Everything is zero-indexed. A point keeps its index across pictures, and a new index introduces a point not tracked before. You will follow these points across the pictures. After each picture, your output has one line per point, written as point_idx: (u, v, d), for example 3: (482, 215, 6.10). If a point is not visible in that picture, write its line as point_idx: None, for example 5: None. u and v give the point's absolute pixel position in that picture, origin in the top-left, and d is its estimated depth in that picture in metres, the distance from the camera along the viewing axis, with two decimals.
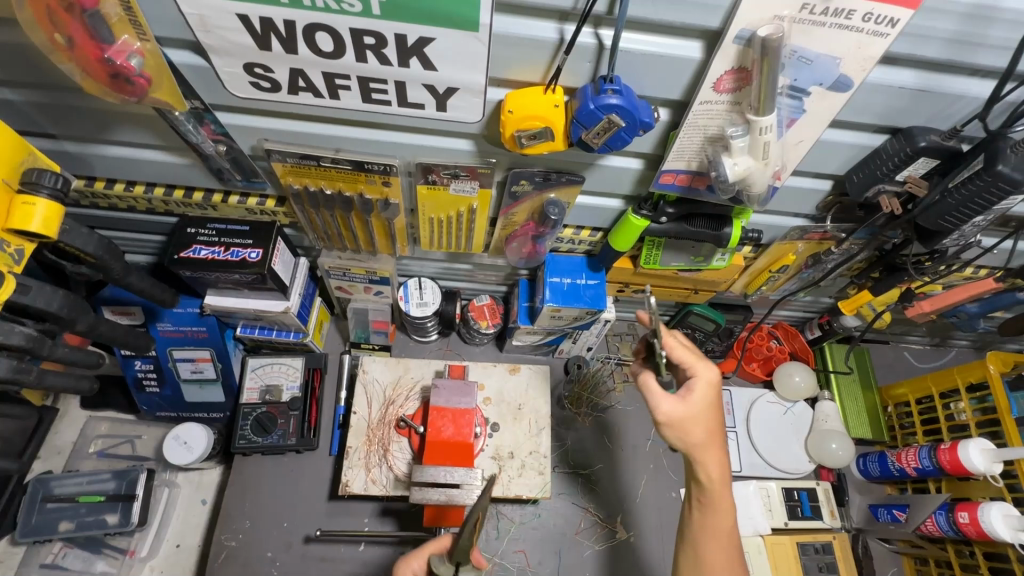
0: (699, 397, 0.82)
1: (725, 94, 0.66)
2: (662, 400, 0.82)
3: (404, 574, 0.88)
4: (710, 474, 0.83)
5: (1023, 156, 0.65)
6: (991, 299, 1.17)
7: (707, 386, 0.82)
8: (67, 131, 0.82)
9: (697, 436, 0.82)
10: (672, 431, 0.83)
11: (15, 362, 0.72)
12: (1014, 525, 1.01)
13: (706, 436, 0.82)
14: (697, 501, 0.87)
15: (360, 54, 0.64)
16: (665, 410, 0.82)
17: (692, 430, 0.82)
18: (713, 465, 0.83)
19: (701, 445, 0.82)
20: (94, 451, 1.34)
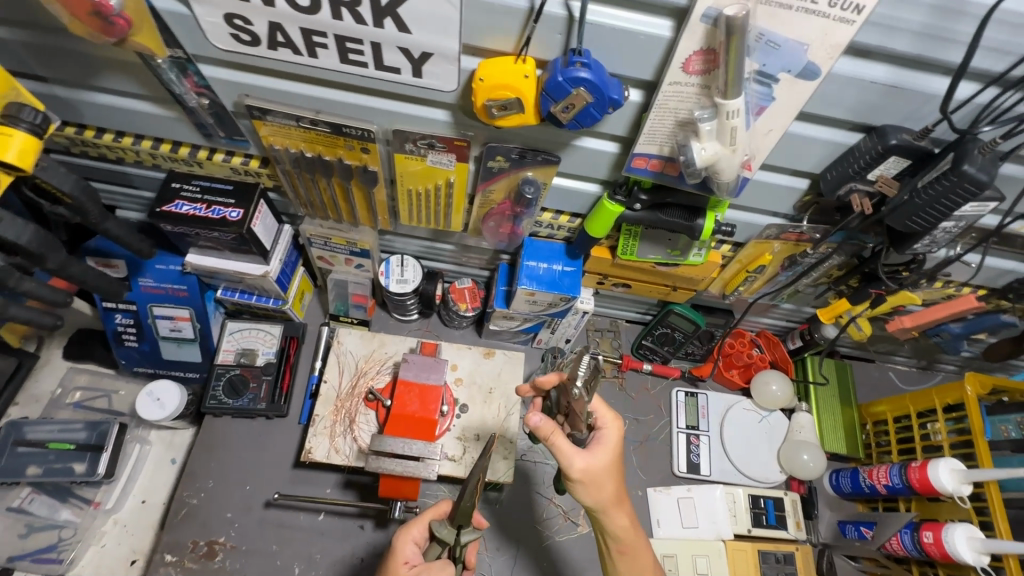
0: (609, 450, 0.84)
1: (695, 76, 0.66)
2: (577, 457, 0.82)
3: (404, 545, 0.89)
4: (621, 525, 0.87)
5: (989, 158, 0.65)
6: (975, 320, 1.15)
7: (613, 437, 0.85)
8: (57, 75, 0.83)
9: (606, 494, 0.84)
10: (585, 489, 0.83)
11: None
12: (978, 548, 0.99)
13: (615, 492, 0.85)
14: (616, 550, 0.90)
15: (337, 11, 0.66)
16: (577, 468, 0.82)
17: (604, 488, 0.83)
18: (622, 518, 0.87)
19: (612, 499, 0.85)
20: (71, 402, 1.36)
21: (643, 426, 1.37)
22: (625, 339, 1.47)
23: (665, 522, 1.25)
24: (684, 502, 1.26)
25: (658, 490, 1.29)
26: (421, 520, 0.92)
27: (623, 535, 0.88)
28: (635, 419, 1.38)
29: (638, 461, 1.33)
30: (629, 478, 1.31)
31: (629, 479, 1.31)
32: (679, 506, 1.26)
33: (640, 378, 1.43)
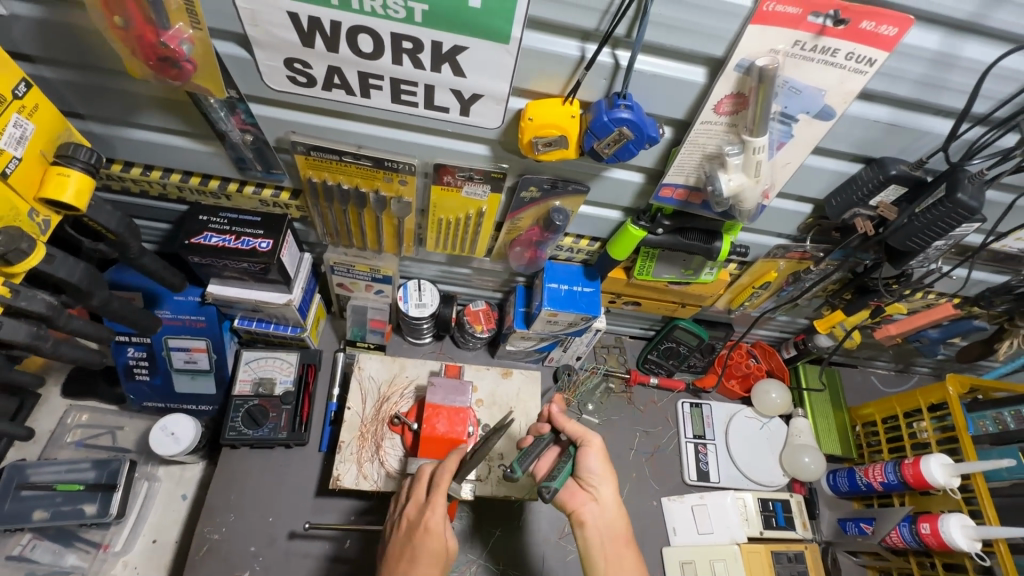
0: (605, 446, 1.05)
1: (724, 116, 0.73)
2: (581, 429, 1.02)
3: (434, 520, 0.91)
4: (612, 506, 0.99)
5: (978, 187, 0.76)
6: (951, 325, 1.25)
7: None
8: (95, 112, 0.84)
9: (602, 468, 1.00)
10: (591, 457, 1.00)
11: (34, 330, 0.73)
12: (971, 535, 1.08)
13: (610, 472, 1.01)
14: (607, 539, 0.98)
15: (397, 57, 0.70)
16: (592, 439, 1.01)
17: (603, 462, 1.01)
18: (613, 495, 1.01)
19: (607, 475, 1.01)
20: (72, 441, 1.31)
21: (653, 437, 1.42)
22: (631, 354, 1.53)
23: (681, 530, 1.30)
24: (698, 509, 1.32)
25: (672, 499, 1.34)
26: (438, 488, 0.93)
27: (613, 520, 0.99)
28: (645, 430, 1.43)
29: (651, 471, 1.38)
30: (644, 489, 1.36)
31: (645, 490, 1.36)
32: (693, 513, 1.32)
33: (647, 392, 1.48)
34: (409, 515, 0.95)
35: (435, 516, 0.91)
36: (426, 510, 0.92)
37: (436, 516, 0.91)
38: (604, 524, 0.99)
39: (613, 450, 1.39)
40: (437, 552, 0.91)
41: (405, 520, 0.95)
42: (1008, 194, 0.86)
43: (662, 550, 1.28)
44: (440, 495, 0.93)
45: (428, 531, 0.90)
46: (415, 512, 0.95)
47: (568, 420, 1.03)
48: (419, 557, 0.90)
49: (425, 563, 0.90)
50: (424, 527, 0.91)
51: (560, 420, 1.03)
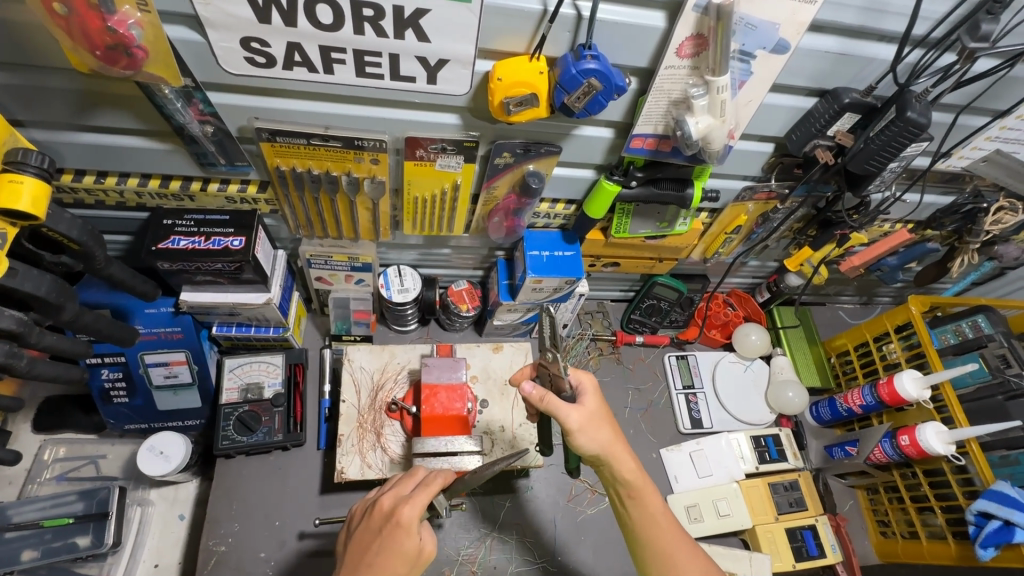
0: (593, 400, 0.87)
1: (686, 60, 0.75)
2: (568, 411, 0.84)
3: (408, 514, 0.82)
4: (629, 468, 0.87)
5: (924, 105, 0.82)
6: (907, 251, 1.30)
7: (594, 389, 0.89)
8: (38, 116, 0.80)
9: (605, 439, 0.86)
10: (584, 439, 0.85)
11: (8, 347, 0.74)
12: (945, 439, 1.16)
13: (612, 436, 0.87)
14: (627, 497, 0.89)
15: (358, 26, 0.69)
16: (571, 423, 0.84)
17: (599, 434, 0.86)
18: (628, 460, 0.88)
19: (611, 444, 0.86)
20: (52, 476, 1.26)
21: (645, 394, 1.46)
22: (614, 318, 1.55)
23: (682, 476, 1.35)
24: (696, 455, 1.36)
25: (670, 449, 1.38)
26: (427, 488, 0.85)
27: (631, 479, 0.87)
28: (637, 388, 1.47)
29: (648, 425, 1.42)
30: (642, 443, 1.39)
31: (643, 444, 1.39)
32: (692, 459, 1.36)
33: (634, 350, 1.51)
34: (384, 504, 0.85)
35: (413, 511, 0.82)
36: (405, 501, 0.83)
37: (413, 510, 0.83)
38: (624, 485, 0.88)
39: (609, 410, 1.43)
40: (409, 552, 0.81)
41: (380, 508, 0.86)
42: (948, 114, 0.93)
43: (667, 498, 1.32)
44: (427, 493, 0.85)
45: (400, 524, 0.81)
46: (392, 502, 0.85)
47: (561, 405, 0.85)
48: (386, 551, 0.81)
49: (393, 561, 0.80)
50: (397, 520, 0.82)
51: (556, 408, 0.84)
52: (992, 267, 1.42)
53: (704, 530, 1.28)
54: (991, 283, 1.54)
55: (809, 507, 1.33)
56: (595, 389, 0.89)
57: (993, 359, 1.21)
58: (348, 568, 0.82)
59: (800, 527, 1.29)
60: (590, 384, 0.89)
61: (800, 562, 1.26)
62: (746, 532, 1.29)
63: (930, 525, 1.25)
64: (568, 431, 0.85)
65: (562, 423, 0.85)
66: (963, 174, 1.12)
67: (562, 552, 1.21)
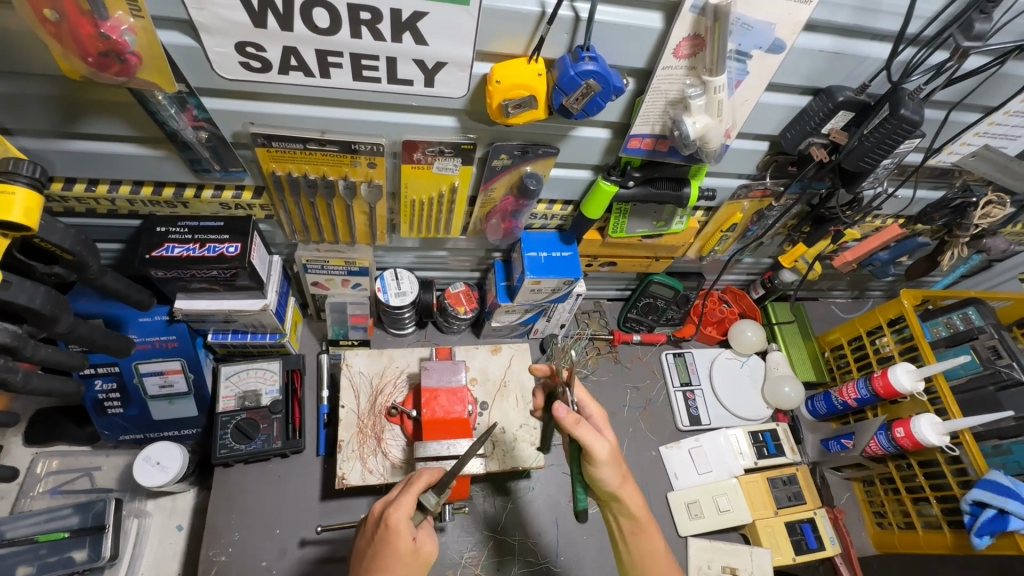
0: (609, 433, 0.91)
1: (683, 60, 0.75)
2: (598, 440, 0.85)
3: (394, 519, 0.82)
4: (638, 505, 0.90)
5: (917, 103, 0.83)
6: (898, 245, 1.32)
7: (605, 422, 0.92)
8: (27, 125, 0.79)
9: (621, 474, 0.89)
10: (606, 470, 0.86)
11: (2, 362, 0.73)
12: (940, 430, 1.18)
13: (627, 472, 0.90)
14: (630, 533, 0.92)
15: (355, 30, 0.68)
16: (600, 453, 0.85)
17: (620, 466, 0.88)
18: (639, 495, 0.90)
19: (627, 479, 0.89)
20: (46, 490, 1.24)
21: (643, 392, 1.46)
22: (611, 316, 1.56)
23: (682, 474, 1.35)
24: (695, 452, 1.37)
25: (670, 447, 1.38)
26: (409, 489, 0.85)
27: (637, 515, 0.90)
28: (635, 387, 1.47)
29: (647, 424, 1.42)
30: (642, 441, 1.40)
31: (642, 442, 1.40)
32: (691, 456, 1.37)
33: (631, 349, 1.52)
34: (374, 510, 0.87)
35: (400, 513, 0.83)
36: (390, 506, 0.84)
37: (400, 513, 0.83)
38: (632, 520, 0.91)
39: (608, 409, 1.43)
40: (403, 553, 0.82)
41: (372, 515, 0.88)
42: (940, 111, 0.95)
43: (667, 496, 1.32)
44: (411, 493, 0.85)
45: (389, 527, 0.82)
46: (382, 507, 0.87)
47: (593, 435, 0.84)
48: (382, 554, 0.82)
49: (388, 564, 0.81)
50: (386, 524, 0.83)
51: (590, 437, 0.84)
52: (980, 260, 1.45)
53: (705, 526, 1.28)
54: (980, 275, 1.57)
55: (807, 500, 1.34)
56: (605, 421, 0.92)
57: (984, 350, 1.23)
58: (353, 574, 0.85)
59: (799, 521, 1.31)
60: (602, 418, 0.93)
61: (800, 555, 1.27)
62: (745, 527, 1.30)
63: (926, 515, 1.26)
64: (594, 461, 0.86)
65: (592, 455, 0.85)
66: (953, 169, 1.14)
67: (565, 552, 1.21)
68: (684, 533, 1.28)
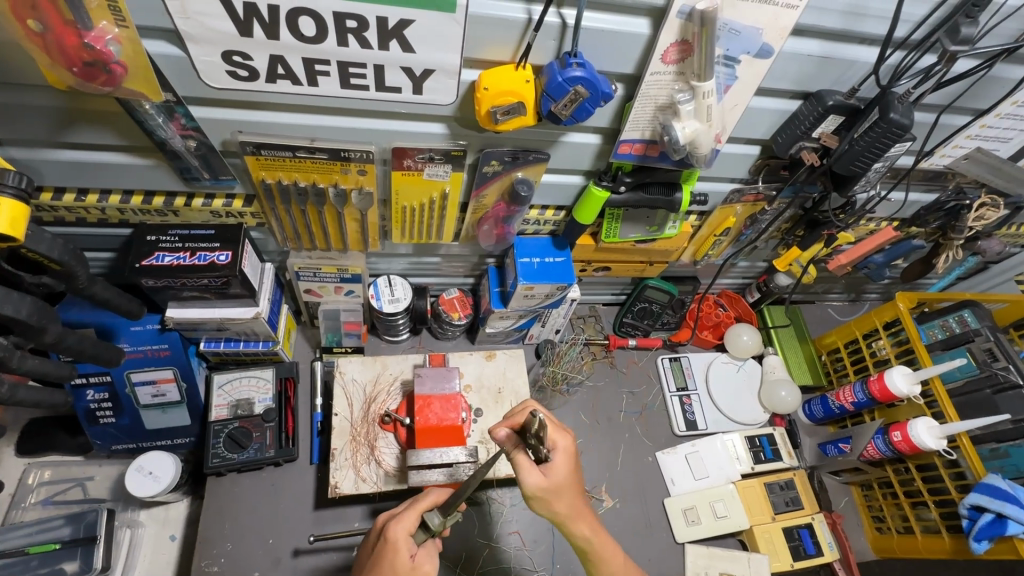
0: (561, 468, 0.83)
1: (672, 65, 0.75)
2: (529, 473, 0.82)
3: (395, 534, 0.84)
4: (584, 535, 0.86)
5: (906, 106, 0.83)
6: (893, 247, 1.32)
7: (569, 453, 0.84)
8: (13, 134, 0.78)
9: (565, 507, 0.83)
10: (541, 505, 0.82)
11: None
12: (937, 434, 1.17)
13: (571, 509, 0.83)
14: (591, 556, 0.88)
15: (342, 38, 0.68)
16: (529, 486, 0.81)
17: (563, 500, 0.83)
18: (585, 526, 0.86)
19: (573, 510, 0.84)
20: (38, 501, 1.23)
21: (639, 397, 1.46)
22: (607, 321, 1.55)
23: (679, 479, 1.34)
24: (692, 457, 1.36)
25: (666, 452, 1.37)
26: (414, 507, 0.86)
27: (591, 541, 0.86)
28: (631, 392, 1.46)
29: (643, 430, 1.41)
30: (637, 448, 1.39)
31: (638, 448, 1.39)
32: (688, 461, 1.36)
33: (627, 353, 1.51)
34: (378, 522, 0.89)
35: (401, 527, 0.84)
36: (394, 520, 0.85)
37: (401, 527, 0.84)
38: (581, 546, 0.88)
39: (604, 415, 1.42)
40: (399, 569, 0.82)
41: (376, 526, 0.90)
42: (930, 114, 0.95)
43: (664, 502, 1.32)
44: (416, 510, 0.86)
45: (388, 540, 0.84)
46: (389, 518, 0.89)
47: (528, 465, 0.82)
48: (377, 568, 0.83)
49: None
50: (385, 537, 0.84)
51: (523, 466, 0.82)
52: (976, 262, 1.44)
53: (702, 532, 1.27)
54: (975, 277, 1.57)
55: (805, 505, 1.33)
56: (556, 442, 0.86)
57: (980, 353, 1.22)
58: None
59: (797, 526, 1.30)
60: (567, 449, 0.84)
61: (798, 561, 1.26)
62: (743, 533, 1.29)
63: (924, 520, 1.25)
64: (527, 494, 0.83)
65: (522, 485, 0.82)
66: (945, 172, 1.13)
67: (560, 559, 1.21)
68: (681, 539, 1.27)
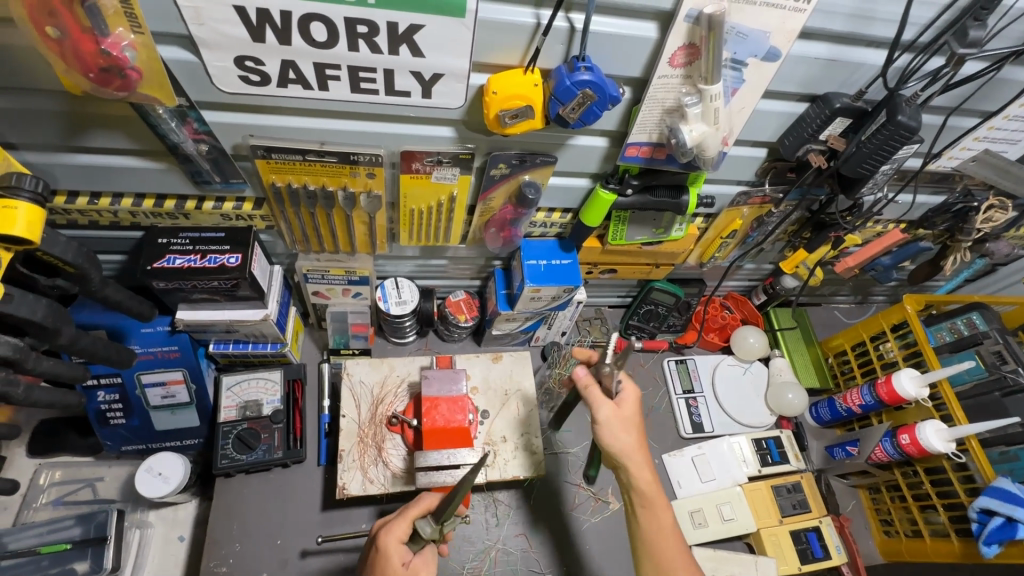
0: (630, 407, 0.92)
1: (679, 69, 0.76)
2: (602, 403, 0.90)
3: (386, 541, 0.88)
4: (643, 479, 0.89)
5: (914, 108, 0.83)
6: (901, 249, 1.32)
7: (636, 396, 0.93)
8: (30, 139, 0.80)
9: (625, 441, 0.90)
10: (607, 433, 0.89)
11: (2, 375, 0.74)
12: (945, 437, 1.16)
13: (634, 443, 0.90)
14: (639, 506, 0.92)
15: (353, 43, 0.69)
16: (600, 414, 0.90)
17: (625, 436, 0.90)
18: (645, 470, 0.90)
19: (632, 449, 0.90)
20: (48, 501, 1.24)
21: (645, 399, 1.46)
22: (612, 324, 1.55)
23: (685, 482, 1.34)
24: (698, 460, 1.36)
25: (672, 455, 1.37)
26: (404, 516, 0.89)
27: (645, 489, 0.90)
28: (637, 394, 1.46)
29: (649, 432, 1.41)
30: (644, 450, 1.38)
31: (644, 451, 1.38)
32: (694, 464, 1.36)
33: (633, 356, 1.51)
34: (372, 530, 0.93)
35: (391, 535, 0.88)
36: (384, 529, 0.89)
37: (391, 535, 0.88)
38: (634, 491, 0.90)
39: None
40: None
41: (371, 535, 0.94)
42: (938, 116, 0.94)
43: (670, 505, 1.31)
44: (406, 519, 0.89)
45: (379, 549, 0.88)
46: (381, 526, 0.93)
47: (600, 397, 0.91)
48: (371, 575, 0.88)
49: None
50: (378, 546, 0.88)
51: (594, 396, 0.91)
52: (984, 264, 1.44)
53: (708, 535, 1.27)
54: (984, 280, 1.56)
55: (813, 508, 1.32)
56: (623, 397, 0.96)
57: (989, 355, 1.22)
58: None
59: (805, 529, 1.29)
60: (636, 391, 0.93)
61: (805, 564, 1.25)
62: (750, 535, 1.29)
63: (933, 523, 1.25)
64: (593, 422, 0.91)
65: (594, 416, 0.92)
66: (953, 174, 1.13)
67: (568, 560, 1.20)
68: (687, 542, 1.27)
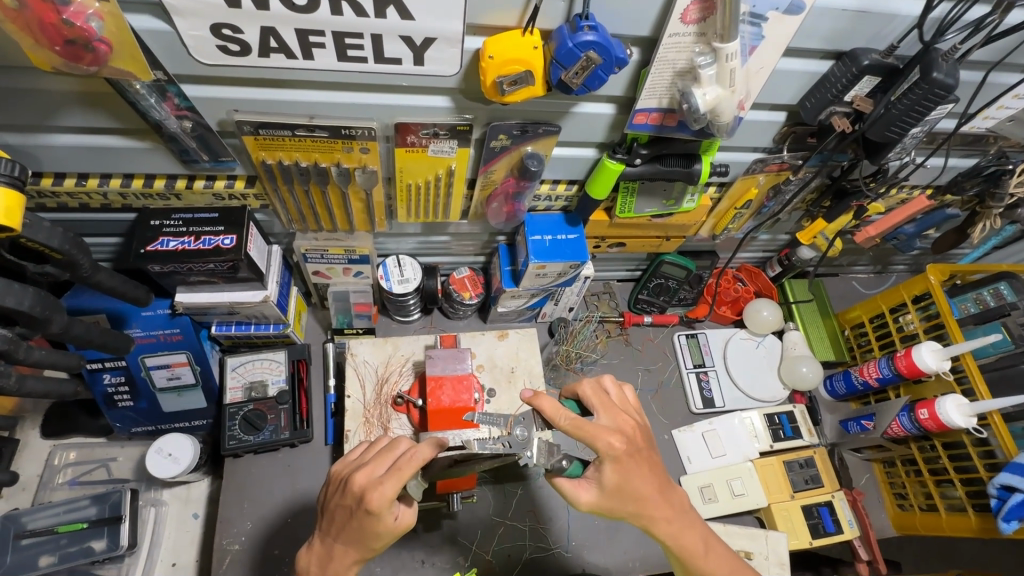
0: (611, 475, 0.77)
1: (692, 25, 0.70)
2: (581, 491, 0.79)
3: (375, 502, 0.72)
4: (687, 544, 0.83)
5: (951, 64, 0.76)
6: (926, 217, 1.25)
7: (615, 462, 0.77)
8: (6, 120, 0.76)
9: (632, 509, 0.79)
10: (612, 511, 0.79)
11: None
12: (966, 412, 1.12)
13: (644, 501, 0.79)
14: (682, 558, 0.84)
15: (336, 6, 0.64)
16: (585, 498, 0.79)
17: (629, 498, 0.78)
18: (692, 537, 0.83)
19: (643, 508, 0.79)
20: (65, 481, 1.26)
21: (655, 374, 1.43)
22: (621, 298, 1.51)
23: (696, 458, 1.32)
24: (709, 435, 1.34)
25: (683, 430, 1.35)
26: (398, 476, 0.72)
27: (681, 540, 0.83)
28: (647, 369, 1.43)
29: (659, 407, 1.39)
30: (654, 425, 1.37)
31: (654, 426, 1.37)
32: (705, 439, 1.33)
33: (642, 331, 1.47)
34: (353, 484, 0.74)
35: (382, 496, 0.72)
36: (372, 488, 0.72)
37: (381, 495, 0.72)
38: (670, 548, 0.84)
39: None
40: (382, 532, 0.75)
41: (351, 488, 0.74)
42: (977, 72, 0.87)
43: (679, 480, 1.30)
44: (399, 478, 0.72)
45: (370, 511, 0.72)
46: (365, 479, 0.74)
47: (579, 487, 0.79)
48: (363, 532, 0.75)
49: (365, 537, 0.76)
50: (367, 508, 0.72)
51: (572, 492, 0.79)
52: (1014, 231, 1.36)
53: (719, 510, 1.26)
54: (1012, 247, 1.49)
55: (826, 484, 1.31)
56: (605, 404, 0.82)
57: (1016, 327, 1.17)
58: (325, 529, 0.80)
59: (817, 504, 1.27)
60: (610, 457, 0.77)
61: (817, 539, 1.24)
62: (760, 510, 1.28)
63: (950, 498, 1.22)
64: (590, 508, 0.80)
65: (555, 427, 0.78)
66: (987, 135, 1.06)
67: (577, 536, 1.17)
68: None
